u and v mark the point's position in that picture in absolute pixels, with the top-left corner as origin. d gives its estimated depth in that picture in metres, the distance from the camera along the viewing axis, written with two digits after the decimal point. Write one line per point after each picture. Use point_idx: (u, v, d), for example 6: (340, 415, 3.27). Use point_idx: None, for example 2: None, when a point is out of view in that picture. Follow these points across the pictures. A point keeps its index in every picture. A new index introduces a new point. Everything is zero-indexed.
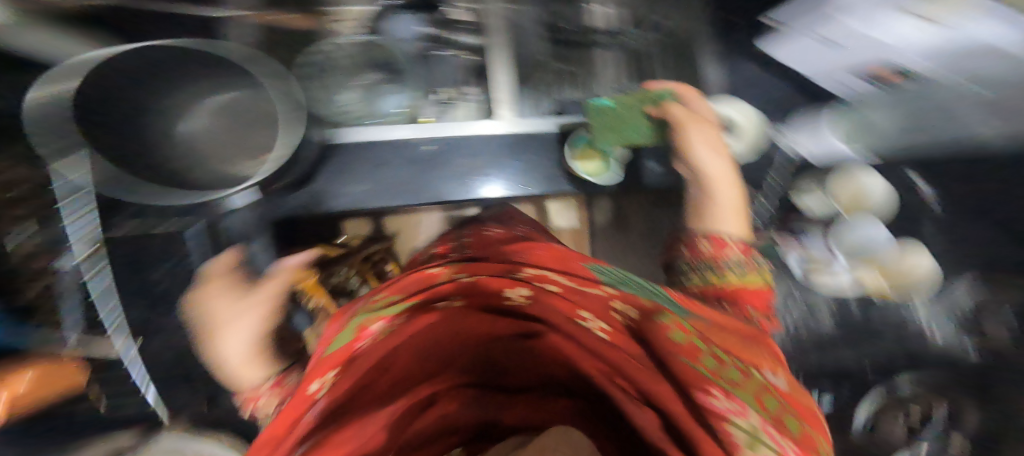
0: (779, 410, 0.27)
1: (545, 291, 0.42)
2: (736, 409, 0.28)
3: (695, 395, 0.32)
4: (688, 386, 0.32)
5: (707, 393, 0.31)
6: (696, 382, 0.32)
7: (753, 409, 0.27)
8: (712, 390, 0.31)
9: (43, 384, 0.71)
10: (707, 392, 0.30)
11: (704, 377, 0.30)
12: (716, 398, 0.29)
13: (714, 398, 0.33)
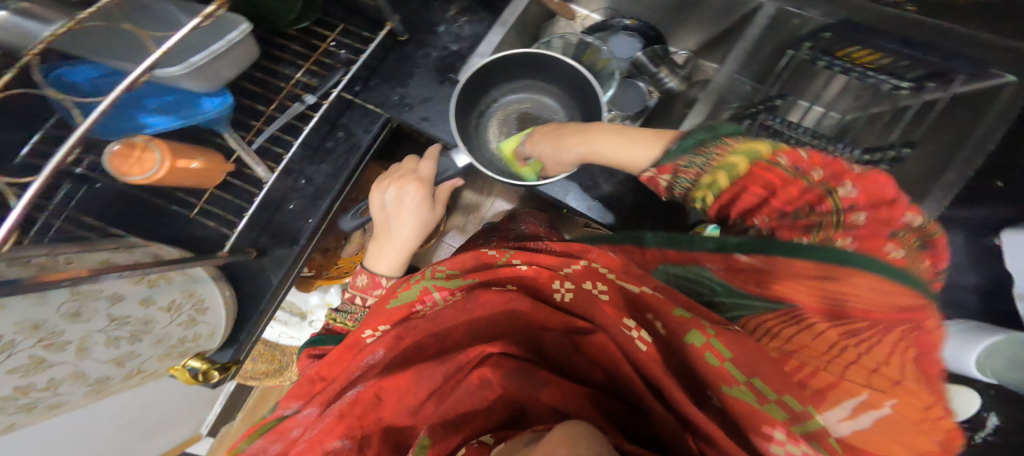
0: (870, 395, 0.31)
1: (580, 288, 0.47)
2: (879, 412, 0.31)
3: (818, 376, 0.33)
4: (831, 376, 0.33)
5: (863, 371, 0.32)
6: (873, 377, 0.32)
7: (823, 406, 0.32)
8: (865, 375, 0.32)
9: (198, 174, 0.51)
10: (741, 409, 0.32)
11: (836, 375, 0.33)
12: (847, 403, 0.32)
13: (856, 370, 0.33)
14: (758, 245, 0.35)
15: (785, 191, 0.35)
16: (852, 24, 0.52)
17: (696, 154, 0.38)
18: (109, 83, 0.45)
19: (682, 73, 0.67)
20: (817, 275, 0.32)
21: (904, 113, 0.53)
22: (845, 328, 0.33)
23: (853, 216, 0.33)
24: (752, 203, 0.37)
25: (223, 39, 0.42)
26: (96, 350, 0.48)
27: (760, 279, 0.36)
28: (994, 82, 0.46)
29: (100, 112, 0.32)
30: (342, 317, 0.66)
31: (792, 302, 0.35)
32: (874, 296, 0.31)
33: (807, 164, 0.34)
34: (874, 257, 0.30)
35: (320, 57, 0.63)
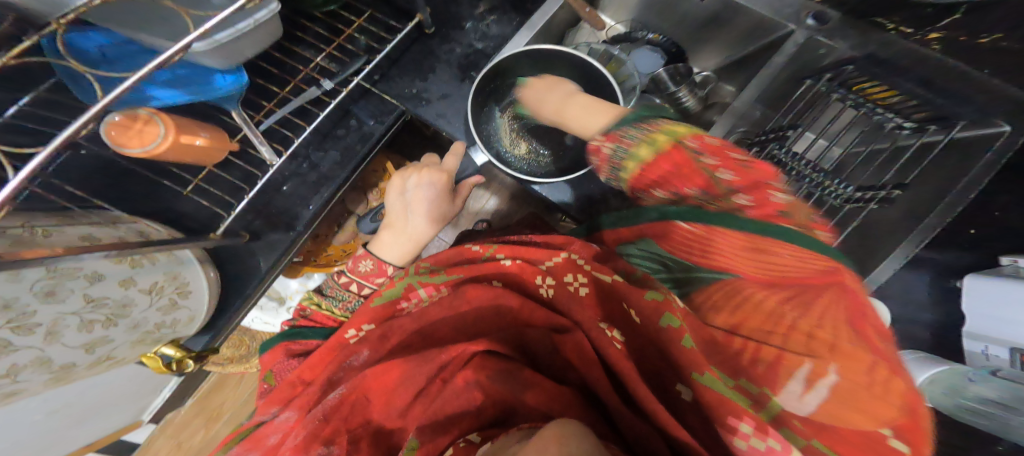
0: (813, 363, 0.32)
1: (561, 284, 0.49)
2: (825, 381, 0.32)
3: (762, 351, 0.35)
4: (774, 349, 0.34)
5: (804, 337, 0.33)
6: (809, 342, 0.33)
7: (778, 387, 0.33)
8: (803, 342, 0.33)
9: (197, 153, 0.49)
10: (712, 399, 0.33)
11: (778, 347, 0.34)
12: (796, 374, 0.33)
13: (796, 337, 0.34)
14: (693, 214, 0.42)
15: (687, 172, 0.40)
16: (876, 59, 0.54)
17: (636, 128, 0.42)
18: (117, 51, 0.45)
19: (700, 93, 0.69)
20: (746, 246, 0.38)
21: (902, 155, 0.53)
22: (793, 297, 0.35)
23: (737, 198, 0.38)
24: (659, 177, 0.41)
25: (251, 18, 0.41)
26: (67, 335, 0.43)
27: (704, 248, 0.42)
28: (992, 131, 0.48)
29: (124, 89, 0.31)
30: (328, 305, 0.60)
31: (732, 273, 0.40)
32: (790, 259, 0.35)
33: (710, 152, 0.39)
34: (768, 223, 0.36)
35: (342, 43, 0.62)
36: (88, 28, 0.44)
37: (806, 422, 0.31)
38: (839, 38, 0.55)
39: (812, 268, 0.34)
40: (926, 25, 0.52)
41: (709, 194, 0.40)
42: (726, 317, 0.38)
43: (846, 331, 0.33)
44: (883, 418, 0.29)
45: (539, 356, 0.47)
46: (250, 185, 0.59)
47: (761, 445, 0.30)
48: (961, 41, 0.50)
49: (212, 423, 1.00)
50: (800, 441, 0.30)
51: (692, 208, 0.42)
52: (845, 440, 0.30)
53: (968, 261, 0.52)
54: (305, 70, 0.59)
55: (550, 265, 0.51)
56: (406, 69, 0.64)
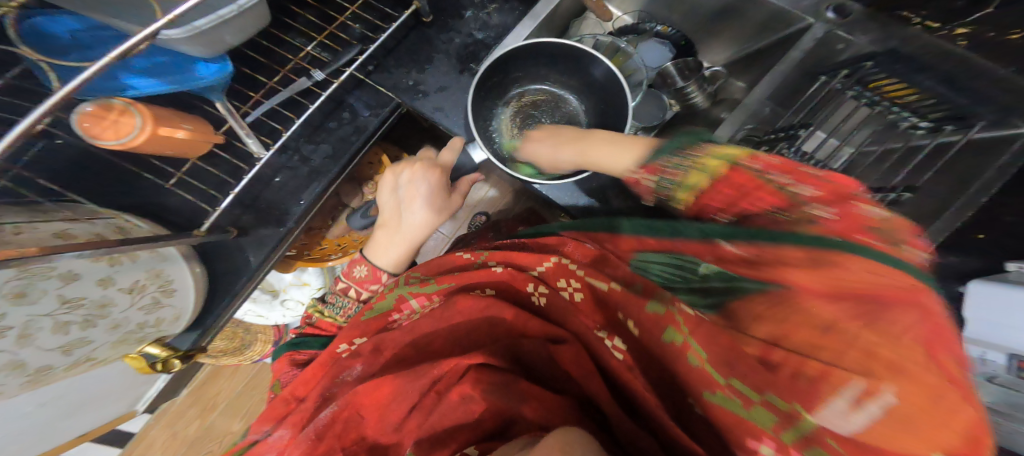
0: (867, 380, 0.26)
1: (555, 291, 0.47)
2: (881, 401, 0.26)
3: (806, 366, 0.29)
4: (819, 364, 0.28)
5: (861, 353, 0.27)
6: (868, 360, 0.27)
7: (817, 404, 0.27)
8: (860, 359, 0.27)
9: (177, 144, 0.46)
10: (726, 419, 0.31)
11: (825, 362, 0.28)
12: (841, 394, 0.27)
13: (851, 353, 0.27)
14: (747, 232, 0.35)
15: (755, 194, 0.37)
16: (897, 55, 0.52)
17: (679, 156, 0.41)
18: (91, 38, 0.43)
19: (709, 89, 0.66)
20: (805, 257, 0.32)
21: (915, 156, 0.51)
22: (859, 310, 0.28)
23: (816, 210, 0.34)
24: (725, 203, 0.40)
25: (234, 4, 0.39)
26: (41, 338, 0.41)
27: (753, 262, 0.34)
28: (1010, 133, 0.47)
29: (84, 79, 0.28)
30: (331, 312, 0.60)
31: (789, 285, 0.31)
32: (864, 275, 0.29)
33: (778, 169, 0.37)
34: (846, 240, 0.31)
35: (335, 31, 0.59)
36: (60, 12, 0.42)
37: (842, 441, 0.26)
38: (859, 32, 0.53)
39: (890, 281, 0.28)
40: (956, 18, 0.49)
41: (782, 209, 0.36)
42: (761, 328, 0.32)
43: (919, 348, 0.26)
44: (946, 445, 0.24)
45: (535, 365, 0.44)
46: (236, 178, 0.56)
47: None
48: (989, 37, 0.47)
49: (206, 414, 0.99)
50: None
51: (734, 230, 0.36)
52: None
53: (975, 265, 0.50)
54: (296, 60, 0.56)
55: (541, 271, 0.49)
56: (402, 60, 0.61)
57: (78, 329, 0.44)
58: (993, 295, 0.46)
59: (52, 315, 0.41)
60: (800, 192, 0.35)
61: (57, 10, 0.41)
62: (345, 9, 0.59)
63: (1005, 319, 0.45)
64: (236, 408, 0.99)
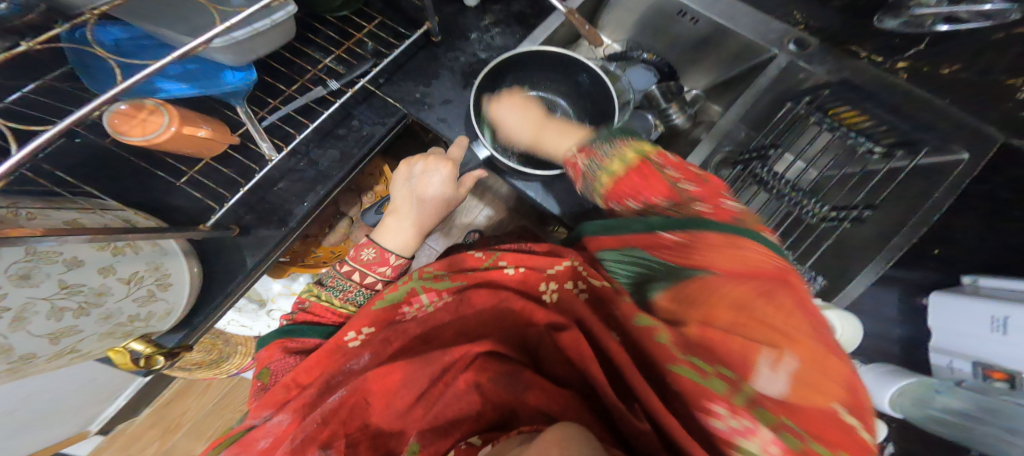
0: (776, 350, 0.30)
1: (563, 289, 0.51)
2: (787, 367, 0.30)
3: (730, 341, 0.32)
4: (738, 337, 0.32)
5: (762, 325, 0.32)
6: (770, 332, 0.31)
7: (750, 371, 0.31)
8: (766, 331, 0.31)
9: (193, 143, 0.48)
10: (689, 389, 0.33)
11: (744, 338, 0.32)
12: (760, 362, 0.31)
13: (756, 325, 0.32)
14: (681, 222, 0.42)
15: (653, 182, 0.47)
16: (851, 85, 0.59)
17: (611, 144, 0.51)
18: (134, 46, 0.46)
19: (689, 112, 0.72)
20: (721, 243, 0.38)
21: (872, 179, 0.57)
22: (760, 287, 0.34)
23: (696, 200, 0.44)
24: (631, 189, 0.48)
25: (268, 18, 0.43)
26: (34, 322, 0.40)
27: (685, 251, 0.40)
28: (953, 158, 0.53)
29: (144, 75, 0.30)
30: (328, 295, 0.58)
31: (705, 269, 0.37)
32: (760, 254, 0.37)
33: (674, 167, 0.47)
34: (722, 222, 0.41)
35: (351, 46, 0.64)
36: (110, 23, 0.45)
37: (774, 402, 0.29)
38: (816, 63, 0.60)
39: (769, 262, 0.36)
40: (896, 53, 0.56)
41: (674, 203, 0.45)
42: (695, 311, 0.36)
43: (795, 312, 0.32)
44: (835, 394, 0.28)
45: (540, 355, 0.47)
46: (246, 179, 0.59)
47: (737, 424, 0.29)
48: (924, 71, 0.55)
49: (168, 434, 0.95)
50: (772, 419, 0.28)
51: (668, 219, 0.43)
52: (809, 416, 0.28)
53: (934, 280, 0.55)
54: (315, 69, 0.61)
55: (552, 272, 0.52)
56: (412, 75, 0.66)
57: (69, 318, 0.43)
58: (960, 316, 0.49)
59: (47, 300, 0.41)
60: (686, 188, 0.46)
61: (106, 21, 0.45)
62: (363, 27, 0.64)
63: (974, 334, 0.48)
64: (204, 428, 0.96)
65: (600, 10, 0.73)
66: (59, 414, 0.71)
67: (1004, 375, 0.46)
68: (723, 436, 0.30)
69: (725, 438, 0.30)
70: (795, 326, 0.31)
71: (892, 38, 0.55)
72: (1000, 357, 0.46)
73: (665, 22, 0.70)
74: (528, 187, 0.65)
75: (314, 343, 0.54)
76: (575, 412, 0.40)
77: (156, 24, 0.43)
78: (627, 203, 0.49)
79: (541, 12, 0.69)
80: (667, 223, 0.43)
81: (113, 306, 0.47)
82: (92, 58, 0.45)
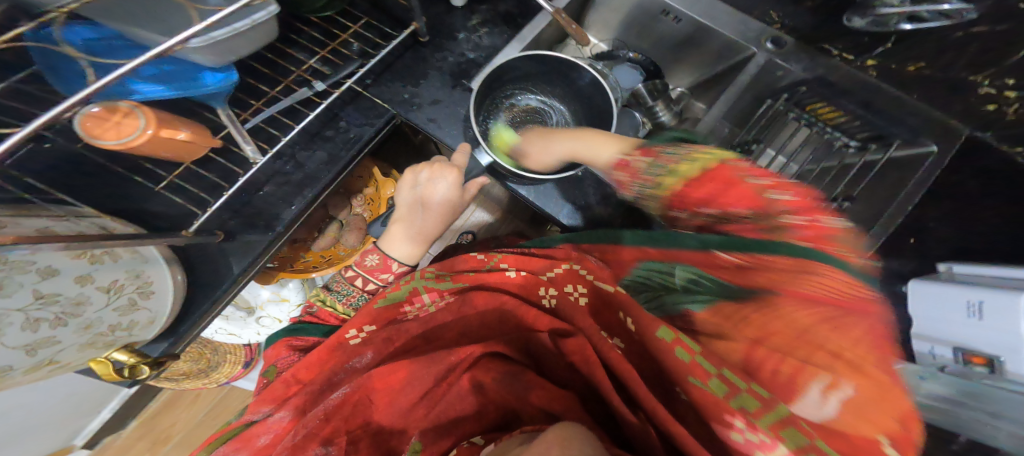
0: (834, 378, 0.32)
1: (563, 294, 0.51)
2: (842, 393, 0.31)
3: (784, 363, 0.34)
4: (795, 361, 0.33)
5: (827, 355, 0.33)
6: (833, 360, 0.32)
7: (795, 396, 0.33)
8: (827, 359, 0.33)
9: (169, 146, 0.47)
10: (700, 399, 0.34)
11: (800, 361, 0.33)
12: (814, 385, 0.32)
13: (818, 354, 0.33)
14: (740, 243, 0.40)
15: (733, 190, 0.40)
16: (825, 81, 0.60)
17: (679, 149, 0.45)
18: (104, 46, 0.43)
19: (675, 109, 0.73)
20: (788, 266, 0.37)
21: (849, 172, 0.61)
22: (827, 315, 0.35)
23: (789, 218, 0.38)
24: (706, 196, 0.42)
25: (249, 18, 0.42)
26: (8, 334, 0.38)
27: (745, 273, 0.41)
28: (922, 151, 0.56)
29: (116, 75, 0.29)
30: (333, 300, 0.60)
31: (774, 292, 0.38)
32: (843, 285, 0.35)
33: (760, 174, 0.40)
34: (817, 251, 0.36)
35: (336, 46, 0.63)
36: (77, 20, 0.42)
37: (815, 426, 0.31)
38: (793, 61, 0.61)
39: (856, 293, 0.35)
40: (865, 52, 0.58)
41: (757, 212, 0.39)
42: (750, 329, 0.38)
43: (880, 353, 0.32)
44: (885, 426, 0.29)
45: (543, 359, 0.47)
46: (231, 183, 0.58)
47: (754, 438, 0.30)
48: (894, 69, 0.57)
49: (158, 447, 0.92)
50: (803, 441, 0.29)
51: (727, 239, 0.41)
52: (848, 441, 0.30)
53: (913, 267, 0.57)
54: (300, 69, 0.60)
55: (552, 276, 0.53)
56: (397, 76, 0.66)
57: (43, 330, 0.41)
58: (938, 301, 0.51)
59: (22, 311, 0.39)
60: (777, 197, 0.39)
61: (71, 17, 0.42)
62: (347, 27, 0.64)
63: (960, 318, 0.49)
64: (193, 440, 0.93)
65: (586, 10, 0.74)
66: (45, 427, 0.68)
67: (985, 360, 0.46)
68: (741, 448, 0.31)
69: (742, 450, 0.31)
70: (866, 360, 0.32)
71: (861, 37, 0.58)
72: (982, 341, 0.47)
73: (649, 21, 0.71)
74: (521, 186, 0.65)
75: (316, 340, 0.55)
76: (574, 410, 0.39)
77: (125, 23, 0.41)
78: (699, 209, 0.43)
79: (528, 12, 0.69)
80: (730, 244, 0.41)
81: (91, 316, 0.45)
82: (58, 58, 0.42)
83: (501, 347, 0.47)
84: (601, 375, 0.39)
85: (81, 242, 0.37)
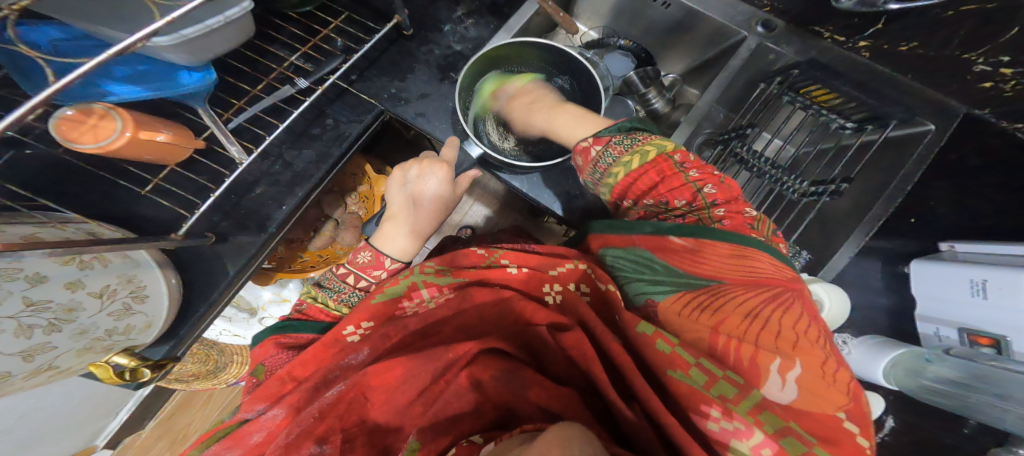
0: (801, 363, 0.33)
1: (566, 289, 0.49)
2: (795, 373, 0.33)
3: (743, 349, 0.35)
4: (750, 346, 0.34)
5: (772, 336, 0.35)
6: (778, 341, 0.34)
7: (762, 379, 0.33)
8: (774, 341, 0.34)
9: (151, 148, 0.46)
10: (682, 391, 0.34)
11: (755, 346, 0.34)
12: (771, 368, 0.33)
13: (766, 336, 0.35)
14: (690, 228, 0.42)
15: (671, 180, 0.45)
16: (818, 64, 0.60)
17: (625, 135, 0.48)
18: (73, 47, 0.43)
19: (668, 96, 0.72)
20: (731, 254, 0.40)
21: (844, 153, 0.60)
22: (765, 293, 0.37)
23: (717, 208, 0.43)
24: (648, 186, 0.47)
25: (221, 15, 0.41)
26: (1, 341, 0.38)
27: (693, 258, 0.41)
28: (920, 130, 0.55)
29: (81, 73, 0.28)
30: (323, 297, 0.58)
31: (715, 280, 0.39)
32: (772, 267, 0.39)
33: (693, 165, 0.46)
34: (740, 232, 0.41)
35: (319, 43, 0.62)
36: (43, 22, 0.42)
37: (784, 407, 0.32)
38: (784, 44, 0.61)
39: (781, 273, 0.39)
40: (856, 33, 0.56)
41: (694, 205, 0.44)
42: (707, 317, 0.37)
43: (809, 328, 0.35)
44: (838, 403, 0.32)
45: (541, 354, 0.46)
46: (218, 184, 0.57)
47: (729, 426, 0.31)
48: (885, 49, 0.56)
49: (177, 446, 0.93)
50: (779, 424, 0.31)
51: (681, 225, 0.43)
52: (817, 421, 0.31)
53: (914, 247, 0.56)
54: (282, 67, 0.59)
55: (554, 273, 0.51)
56: (382, 71, 0.65)
57: (38, 336, 0.41)
58: (937, 282, 0.51)
59: (13, 318, 0.39)
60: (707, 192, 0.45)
61: (37, 20, 0.42)
62: (329, 24, 0.63)
63: (960, 296, 0.49)
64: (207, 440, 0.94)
65: None
66: (62, 430, 0.69)
67: (991, 341, 0.47)
68: (718, 437, 0.32)
69: (718, 439, 0.32)
70: (801, 336, 0.34)
71: (851, 18, 0.55)
72: (989, 323, 0.47)
73: (638, 7, 0.70)
74: (514, 178, 0.65)
75: (309, 338, 0.54)
76: (568, 407, 0.40)
77: (91, 21, 0.41)
78: (642, 201, 0.47)
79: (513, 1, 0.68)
80: (680, 228, 0.42)
81: (84, 322, 0.44)
82: (17, 58, 0.40)
83: (499, 344, 0.46)
84: (600, 372, 0.39)
85: (65, 249, 0.36)
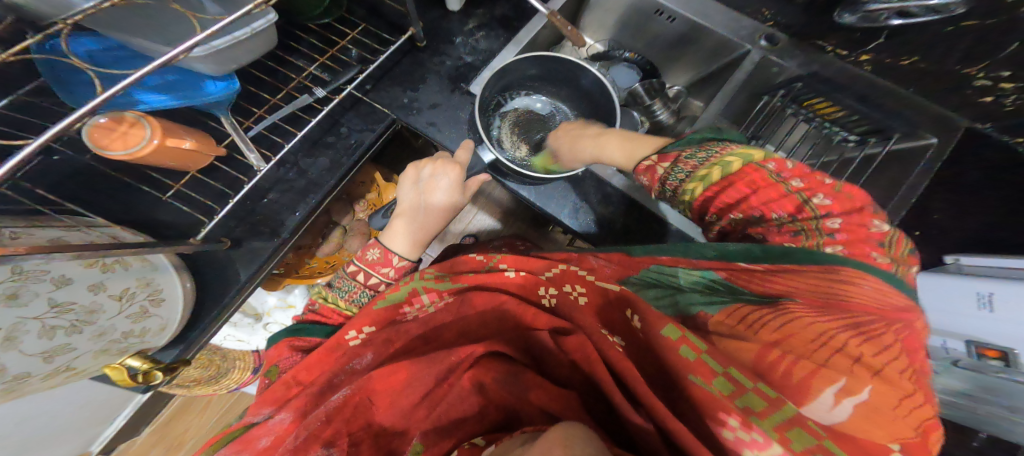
0: (847, 383, 0.32)
1: (563, 293, 0.50)
2: (857, 398, 0.31)
3: (798, 366, 0.33)
4: (811, 364, 0.33)
5: (846, 359, 0.33)
6: (852, 366, 0.32)
7: (805, 399, 0.33)
8: (845, 363, 0.32)
9: (174, 155, 0.48)
10: (701, 396, 0.34)
11: (810, 365, 0.33)
12: (827, 389, 0.32)
13: (838, 357, 0.33)
14: (768, 251, 0.39)
15: (766, 191, 0.40)
16: (820, 77, 0.62)
17: (699, 148, 0.44)
18: (108, 57, 0.45)
19: (673, 107, 0.74)
20: (820, 274, 0.36)
21: (848, 165, 0.60)
22: (855, 327, 0.34)
23: (831, 221, 0.38)
24: (733, 200, 0.42)
25: (249, 27, 0.43)
26: (25, 342, 0.39)
27: (775, 278, 0.38)
28: (922, 143, 0.56)
29: (122, 86, 0.30)
30: (334, 296, 0.59)
31: (790, 300, 0.37)
32: (869, 292, 0.35)
33: (794, 174, 0.40)
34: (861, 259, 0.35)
35: (335, 53, 0.64)
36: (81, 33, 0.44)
37: (828, 429, 0.32)
38: (788, 57, 0.62)
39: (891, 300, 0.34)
40: (857, 47, 0.58)
41: (799, 218, 0.40)
42: (765, 331, 0.36)
43: (903, 359, 0.32)
44: (897, 434, 0.31)
45: (543, 359, 0.46)
46: (235, 191, 0.59)
47: (747, 436, 0.31)
48: (886, 63, 0.57)
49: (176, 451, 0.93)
50: (808, 442, 0.30)
51: (766, 249, 0.39)
52: (859, 447, 0.31)
53: (924, 259, 0.55)
54: (300, 77, 0.61)
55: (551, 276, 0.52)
56: (395, 82, 0.67)
57: (58, 338, 0.42)
58: (946, 295, 0.51)
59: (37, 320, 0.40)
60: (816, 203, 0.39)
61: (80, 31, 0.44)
62: (345, 35, 0.65)
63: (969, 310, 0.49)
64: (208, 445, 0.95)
65: (581, 11, 0.74)
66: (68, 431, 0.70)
67: (997, 354, 0.45)
68: (732, 446, 0.32)
69: (732, 447, 0.32)
70: (887, 361, 0.32)
71: (854, 32, 0.57)
72: (991, 333, 0.46)
73: (645, 20, 0.71)
74: (522, 187, 0.66)
75: (317, 341, 0.55)
76: (569, 411, 0.40)
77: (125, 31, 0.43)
78: (729, 215, 0.43)
79: (523, 15, 0.70)
80: (763, 253, 0.39)
81: (104, 325, 0.46)
82: (65, 69, 0.43)
83: (501, 346, 0.47)
84: (601, 377, 0.40)
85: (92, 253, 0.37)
